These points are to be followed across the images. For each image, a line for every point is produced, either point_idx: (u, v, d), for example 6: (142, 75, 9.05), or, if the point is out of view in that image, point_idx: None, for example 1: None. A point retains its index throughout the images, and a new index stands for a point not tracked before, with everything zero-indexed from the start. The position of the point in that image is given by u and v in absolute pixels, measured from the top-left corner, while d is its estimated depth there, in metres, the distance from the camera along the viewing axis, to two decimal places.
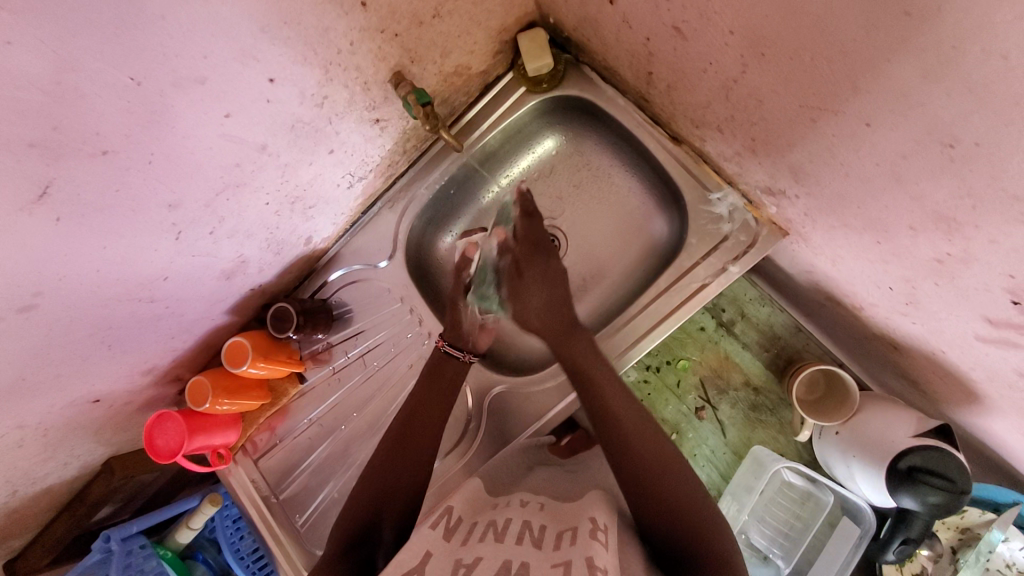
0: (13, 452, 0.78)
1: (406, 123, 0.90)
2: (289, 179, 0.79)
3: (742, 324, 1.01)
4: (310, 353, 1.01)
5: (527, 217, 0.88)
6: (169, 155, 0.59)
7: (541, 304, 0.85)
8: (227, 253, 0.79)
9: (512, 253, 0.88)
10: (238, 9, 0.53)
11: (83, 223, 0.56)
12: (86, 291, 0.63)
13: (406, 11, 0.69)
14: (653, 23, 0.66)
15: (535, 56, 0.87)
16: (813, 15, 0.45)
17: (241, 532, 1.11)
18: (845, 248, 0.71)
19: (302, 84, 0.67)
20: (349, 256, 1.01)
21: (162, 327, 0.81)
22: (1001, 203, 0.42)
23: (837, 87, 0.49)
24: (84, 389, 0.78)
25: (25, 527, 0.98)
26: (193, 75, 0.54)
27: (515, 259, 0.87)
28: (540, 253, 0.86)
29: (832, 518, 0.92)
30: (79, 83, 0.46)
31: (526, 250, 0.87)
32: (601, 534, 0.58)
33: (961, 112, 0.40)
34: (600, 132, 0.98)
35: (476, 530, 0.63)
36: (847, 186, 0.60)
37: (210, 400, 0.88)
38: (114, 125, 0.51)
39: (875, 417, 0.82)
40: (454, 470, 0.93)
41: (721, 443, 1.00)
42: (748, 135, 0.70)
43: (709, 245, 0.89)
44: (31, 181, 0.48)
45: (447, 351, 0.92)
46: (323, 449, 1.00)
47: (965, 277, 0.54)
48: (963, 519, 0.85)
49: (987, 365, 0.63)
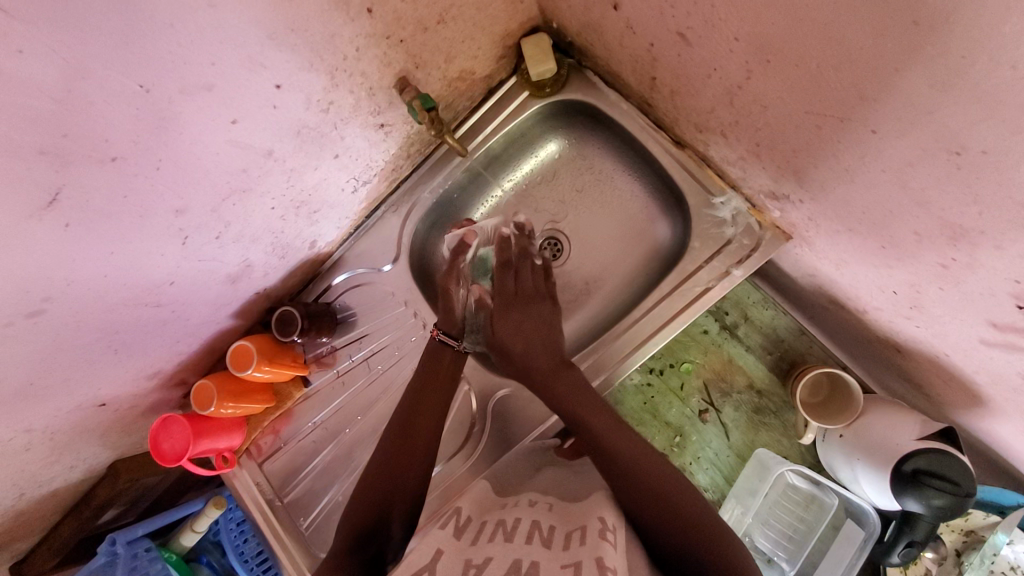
0: (20, 455, 0.78)
1: (410, 128, 0.90)
2: (295, 184, 0.79)
3: (745, 327, 1.01)
4: (314, 356, 1.01)
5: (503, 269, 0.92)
6: (176, 161, 0.59)
7: (521, 347, 0.87)
8: (232, 257, 0.80)
9: (489, 307, 0.92)
10: (247, 17, 0.54)
11: (92, 228, 0.56)
12: (94, 296, 0.63)
13: (412, 18, 0.70)
14: (657, 29, 0.67)
15: (539, 61, 0.87)
16: (818, 22, 0.45)
17: (245, 535, 1.11)
18: (849, 252, 0.71)
19: (308, 90, 0.67)
20: (353, 260, 1.01)
21: (168, 331, 0.81)
22: (1006, 209, 0.42)
23: (842, 93, 0.50)
24: (91, 393, 0.79)
25: (31, 530, 0.98)
26: (202, 82, 0.55)
27: (488, 313, 0.91)
28: (517, 305, 0.89)
29: (835, 521, 0.93)
30: (90, 91, 0.46)
31: (501, 304, 0.90)
32: (610, 534, 0.59)
33: (967, 119, 0.40)
34: (603, 136, 0.99)
35: (485, 529, 0.63)
36: (851, 191, 0.60)
37: (216, 404, 0.88)
38: (124, 131, 0.51)
39: (878, 420, 0.82)
40: (458, 473, 0.93)
41: (725, 446, 1.00)
42: (752, 139, 0.71)
43: (712, 248, 0.89)
44: (43, 187, 0.49)
45: (441, 340, 0.92)
46: (327, 452, 1.00)
47: (969, 282, 0.54)
48: (968, 521, 0.85)
49: (991, 369, 0.63)
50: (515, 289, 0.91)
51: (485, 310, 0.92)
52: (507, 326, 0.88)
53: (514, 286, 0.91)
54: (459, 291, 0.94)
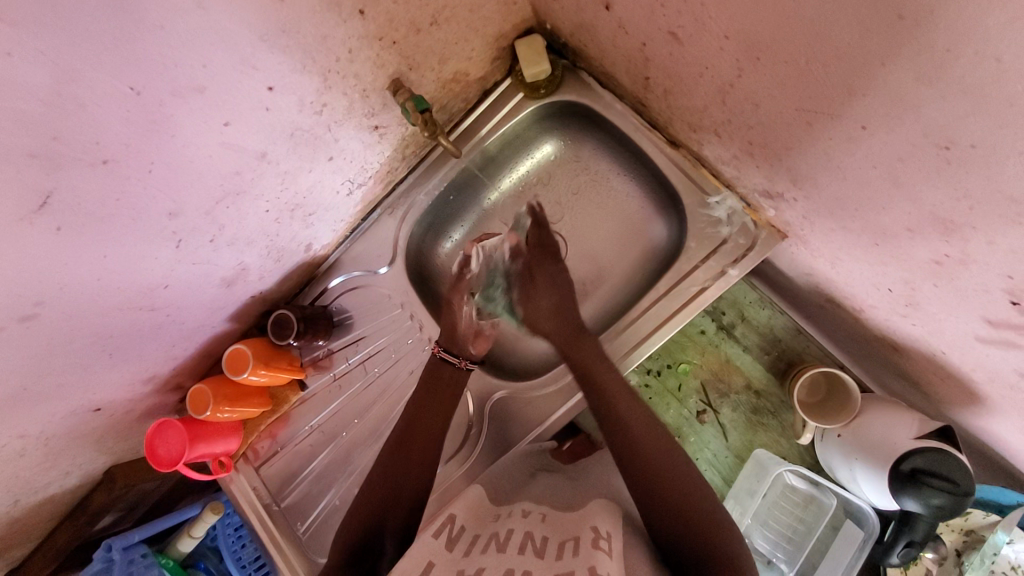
0: (14, 461, 0.78)
1: (405, 130, 0.90)
2: (289, 186, 0.79)
3: (742, 327, 1.01)
4: (311, 359, 1.01)
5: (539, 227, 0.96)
6: (169, 163, 0.59)
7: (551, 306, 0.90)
8: (227, 260, 0.80)
9: (524, 258, 0.93)
10: (238, 19, 0.54)
11: (84, 231, 0.56)
12: (87, 300, 0.63)
13: (404, 19, 0.70)
14: (649, 29, 0.67)
15: (533, 62, 0.87)
16: (807, 20, 0.45)
17: (243, 540, 1.11)
18: (844, 249, 0.71)
19: (301, 92, 0.67)
20: (349, 263, 1.01)
21: (163, 335, 0.81)
22: (999, 205, 0.42)
23: (832, 90, 0.49)
24: (85, 398, 0.78)
25: (27, 537, 0.98)
26: (193, 84, 0.55)
27: (526, 263, 0.93)
28: (551, 261, 0.93)
29: (836, 521, 0.92)
30: (78, 93, 0.46)
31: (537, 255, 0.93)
32: (604, 543, 0.58)
33: (955, 114, 0.40)
34: (599, 136, 0.99)
35: (478, 542, 0.63)
36: (844, 188, 0.60)
37: (212, 407, 0.88)
38: (114, 133, 0.51)
39: (876, 419, 0.82)
40: (455, 476, 0.92)
41: (723, 447, 1.00)
42: (745, 138, 0.71)
43: (708, 248, 0.89)
44: (33, 191, 0.49)
45: (441, 357, 0.91)
46: (324, 456, 0.99)
47: (964, 278, 0.54)
48: (968, 521, 0.85)
49: (988, 366, 0.63)
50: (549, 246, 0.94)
51: (521, 259, 0.93)
52: (543, 276, 0.91)
53: (551, 242, 0.94)
54: (465, 307, 0.92)
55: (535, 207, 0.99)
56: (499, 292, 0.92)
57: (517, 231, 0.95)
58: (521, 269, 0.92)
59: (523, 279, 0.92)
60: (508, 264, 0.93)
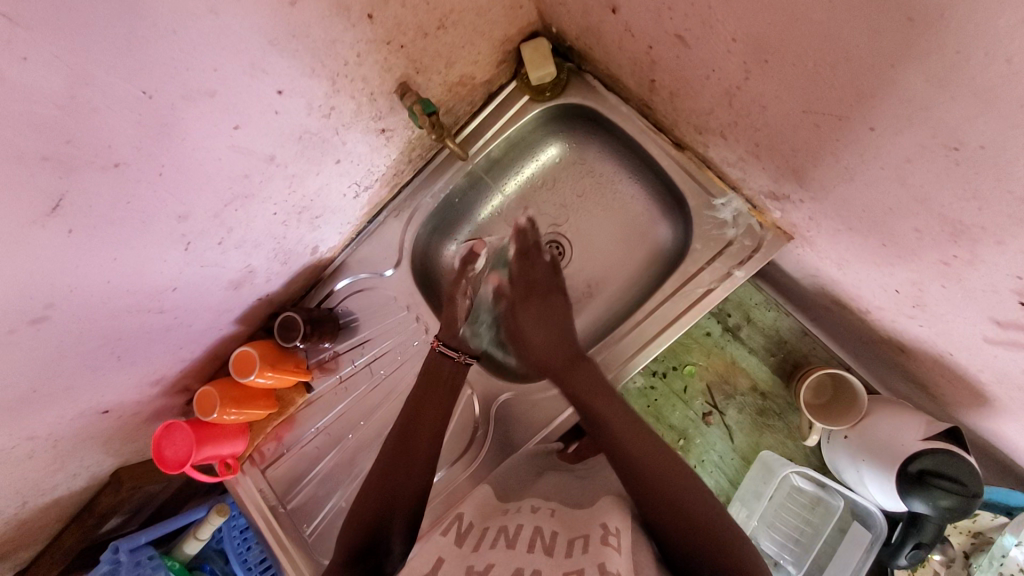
0: (23, 463, 0.78)
1: (411, 133, 0.91)
2: (297, 189, 0.79)
3: (748, 328, 1.01)
4: (317, 362, 1.02)
5: (523, 257, 0.98)
6: (179, 167, 0.60)
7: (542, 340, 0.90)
8: (235, 263, 0.80)
9: (509, 298, 0.96)
10: (249, 23, 0.54)
11: (95, 234, 0.57)
12: (96, 302, 0.64)
13: (412, 23, 0.70)
14: (655, 31, 0.67)
15: (538, 66, 0.88)
16: (816, 23, 0.45)
17: (248, 542, 1.11)
18: (850, 250, 0.71)
19: (309, 95, 0.68)
20: (355, 266, 1.01)
21: (172, 338, 0.81)
22: (1009, 205, 0.43)
23: (840, 91, 0.50)
24: (94, 400, 0.79)
25: (35, 539, 0.98)
26: (204, 88, 0.55)
27: (510, 302, 0.96)
28: (537, 296, 0.94)
29: (842, 523, 0.91)
30: (91, 97, 0.46)
31: (522, 293, 0.95)
32: (613, 540, 0.58)
33: (964, 114, 0.40)
34: (604, 139, 0.99)
35: (488, 535, 0.63)
36: (851, 189, 0.60)
37: (218, 410, 0.89)
38: (125, 137, 0.52)
39: (883, 421, 0.82)
40: (461, 478, 0.93)
41: (729, 448, 1.00)
42: (751, 140, 0.71)
43: (713, 250, 0.89)
44: (46, 195, 0.49)
45: (441, 352, 0.91)
46: (330, 458, 1.00)
47: (972, 278, 0.54)
48: (975, 523, 0.84)
49: (997, 367, 0.63)
50: (533, 275, 0.97)
51: (505, 300, 0.97)
52: (529, 313, 0.93)
53: (533, 277, 0.96)
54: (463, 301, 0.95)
55: (524, 228, 1.00)
56: (484, 326, 0.98)
57: (498, 269, 0.99)
58: (507, 309, 0.96)
59: (509, 320, 0.95)
60: (493, 304, 0.98)
